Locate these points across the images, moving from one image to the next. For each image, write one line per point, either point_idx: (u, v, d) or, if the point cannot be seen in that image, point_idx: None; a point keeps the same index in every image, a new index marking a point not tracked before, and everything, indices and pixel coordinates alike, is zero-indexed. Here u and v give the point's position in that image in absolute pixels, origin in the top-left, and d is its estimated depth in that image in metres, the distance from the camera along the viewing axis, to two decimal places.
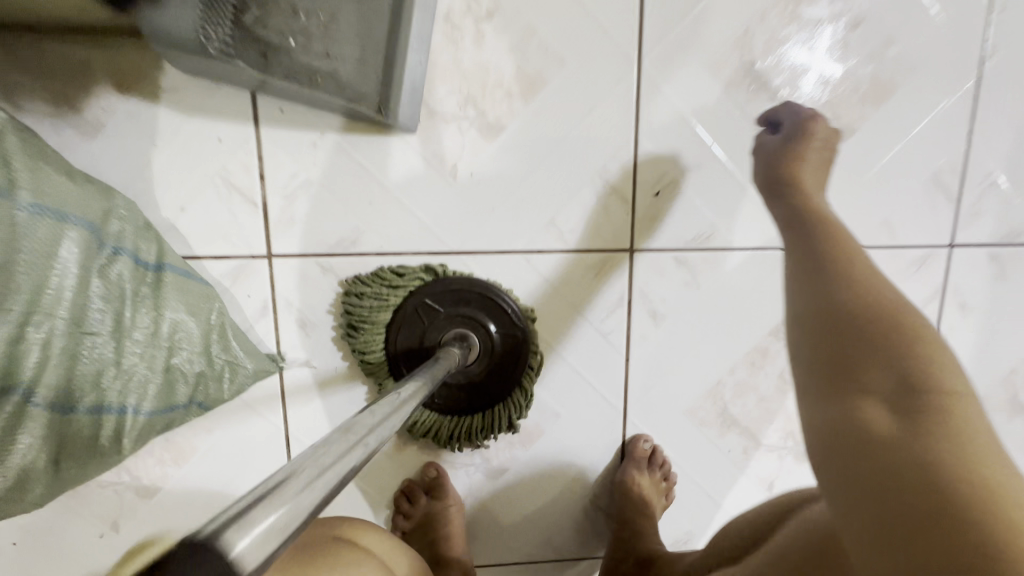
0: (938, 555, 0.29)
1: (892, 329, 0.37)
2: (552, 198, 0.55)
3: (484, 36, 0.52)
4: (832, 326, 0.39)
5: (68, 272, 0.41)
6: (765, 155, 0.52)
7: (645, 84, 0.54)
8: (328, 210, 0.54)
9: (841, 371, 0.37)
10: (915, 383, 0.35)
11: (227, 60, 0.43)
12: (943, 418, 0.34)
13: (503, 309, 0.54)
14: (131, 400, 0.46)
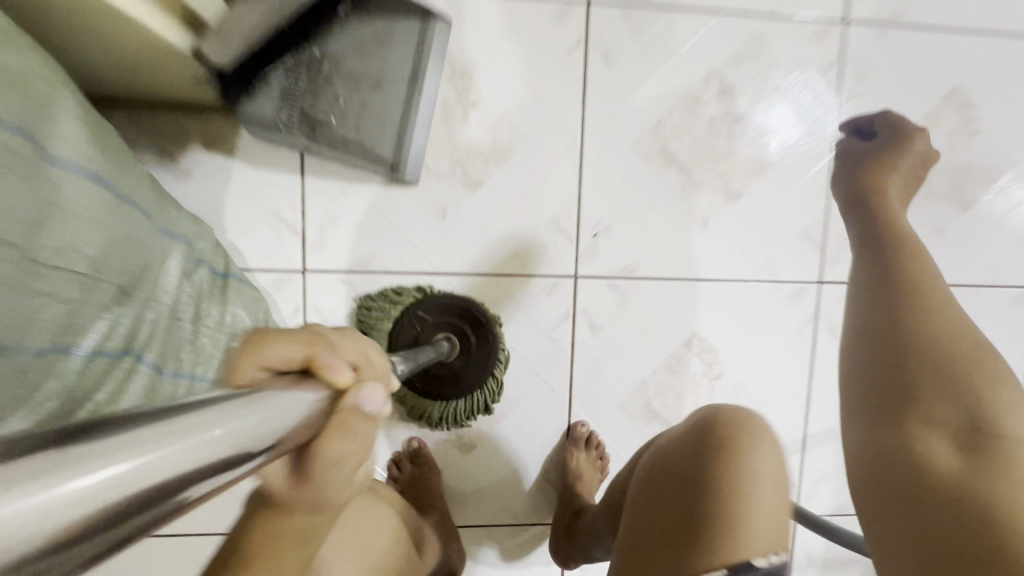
0: (974, 544, 0.43)
1: (972, 383, 0.54)
2: (516, 236, 0.74)
3: (469, 118, 0.72)
4: (882, 356, 0.60)
5: (177, 272, 0.57)
6: (847, 172, 0.75)
7: (586, 156, 0.74)
8: (349, 238, 0.73)
9: (904, 406, 0.55)
10: (977, 419, 0.52)
11: (289, 132, 0.65)
12: (1003, 458, 0.49)
13: (477, 318, 0.72)
14: (199, 371, 0.58)
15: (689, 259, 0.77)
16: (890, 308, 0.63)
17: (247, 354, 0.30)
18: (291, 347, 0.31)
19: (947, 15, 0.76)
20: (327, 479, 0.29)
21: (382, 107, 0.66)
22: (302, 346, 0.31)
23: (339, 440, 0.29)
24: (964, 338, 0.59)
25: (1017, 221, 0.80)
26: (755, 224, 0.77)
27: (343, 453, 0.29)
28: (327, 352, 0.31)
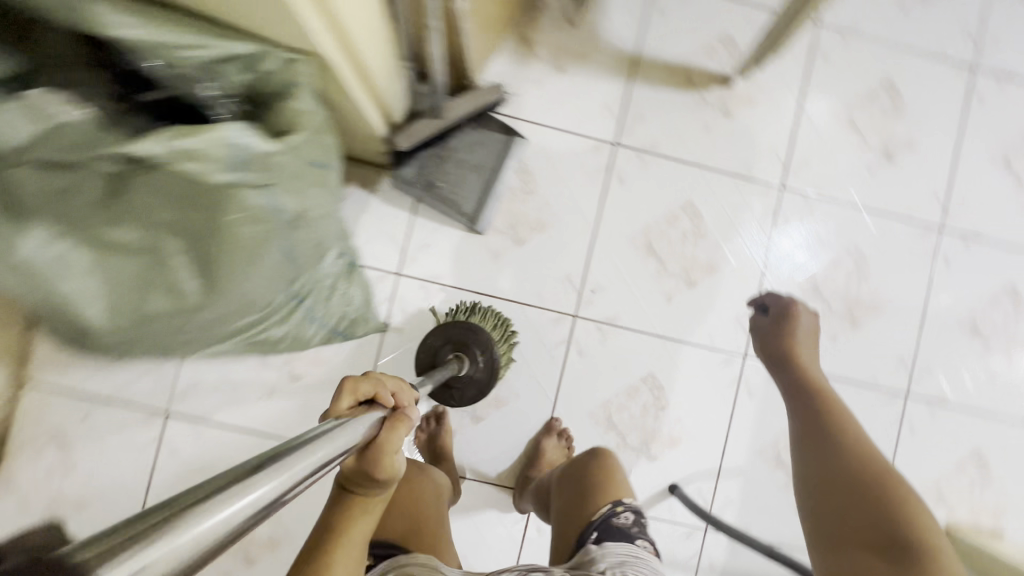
0: None
1: (881, 493, 0.64)
2: (541, 280, 1.10)
3: (526, 200, 1.10)
4: (834, 510, 0.65)
5: (334, 270, 0.93)
6: (764, 333, 0.83)
7: (598, 238, 1.11)
8: (432, 259, 1.10)
9: (846, 526, 0.63)
10: (902, 533, 0.61)
11: (417, 189, 1.04)
12: (924, 560, 0.58)
13: (475, 336, 1.02)
14: (324, 319, 0.96)
15: (654, 320, 1.11)
16: (815, 438, 0.70)
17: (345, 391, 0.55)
18: (368, 386, 0.57)
19: (853, 195, 1.15)
20: (379, 463, 0.49)
21: (470, 180, 1.05)
22: (371, 387, 0.57)
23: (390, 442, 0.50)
24: (865, 470, 0.66)
25: (889, 343, 1.14)
26: (703, 306, 1.12)
27: (391, 450, 0.50)
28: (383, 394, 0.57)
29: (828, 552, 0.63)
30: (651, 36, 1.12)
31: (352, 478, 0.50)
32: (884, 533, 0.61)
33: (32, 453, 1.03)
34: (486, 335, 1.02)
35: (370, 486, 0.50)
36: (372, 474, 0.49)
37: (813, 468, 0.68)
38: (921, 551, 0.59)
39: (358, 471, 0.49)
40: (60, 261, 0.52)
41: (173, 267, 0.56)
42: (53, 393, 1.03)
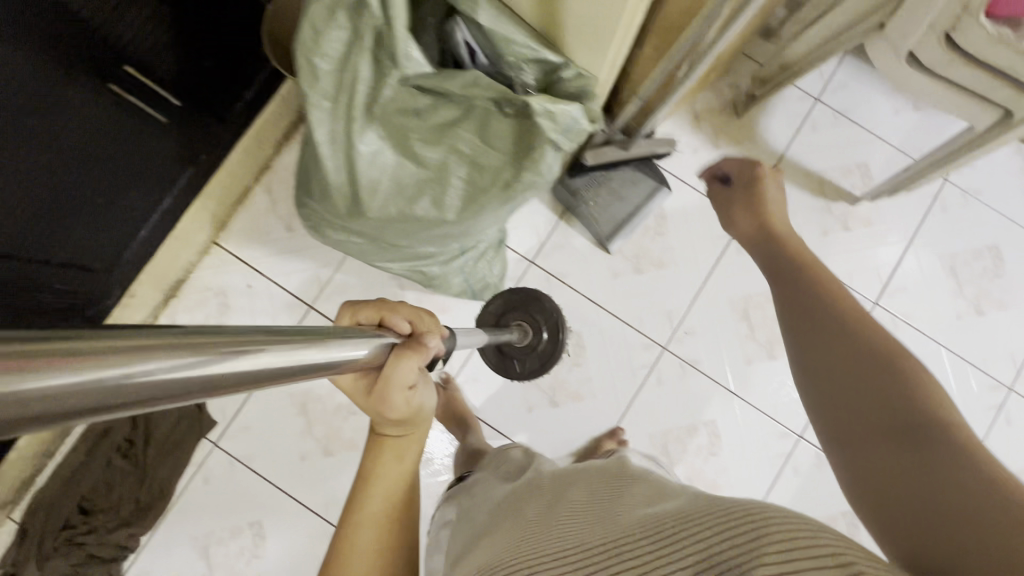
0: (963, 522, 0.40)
1: (881, 369, 0.57)
2: (646, 308, 1.26)
3: (655, 239, 1.28)
4: (844, 386, 0.58)
5: (490, 241, 1.12)
6: (717, 200, 0.92)
7: (705, 291, 1.27)
8: (563, 260, 1.26)
9: (868, 414, 0.55)
10: (891, 398, 0.55)
11: (571, 203, 1.23)
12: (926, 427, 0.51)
13: (532, 302, 1.15)
14: (467, 278, 1.14)
15: (730, 376, 1.24)
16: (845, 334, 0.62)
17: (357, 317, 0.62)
18: (370, 314, 0.61)
19: (937, 331, 1.27)
20: (385, 400, 0.58)
21: (615, 210, 1.22)
22: (376, 315, 0.61)
23: (382, 377, 0.57)
24: (864, 342, 0.61)
25: None
26: (777, 380, 1.25)
27: (390, 386, 0.57)
28: (391, 318, 0.61)
29: (882, 436, 0.53)
30: (801, 144, 1.31)
31: (378, 422, 0.62)
32: (892, 399, 0.55)
33: (196, 300, 1.22)
34: (548, 305, 1.15)
35: (393, 425, 0.61)
36: (383, 410, 0.58)
37: (816, 362, 0.62)
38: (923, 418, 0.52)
39: (374, 414, 0.60)
40: (379, 155, 0.74)
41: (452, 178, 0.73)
42: (232, 259, 1.23)
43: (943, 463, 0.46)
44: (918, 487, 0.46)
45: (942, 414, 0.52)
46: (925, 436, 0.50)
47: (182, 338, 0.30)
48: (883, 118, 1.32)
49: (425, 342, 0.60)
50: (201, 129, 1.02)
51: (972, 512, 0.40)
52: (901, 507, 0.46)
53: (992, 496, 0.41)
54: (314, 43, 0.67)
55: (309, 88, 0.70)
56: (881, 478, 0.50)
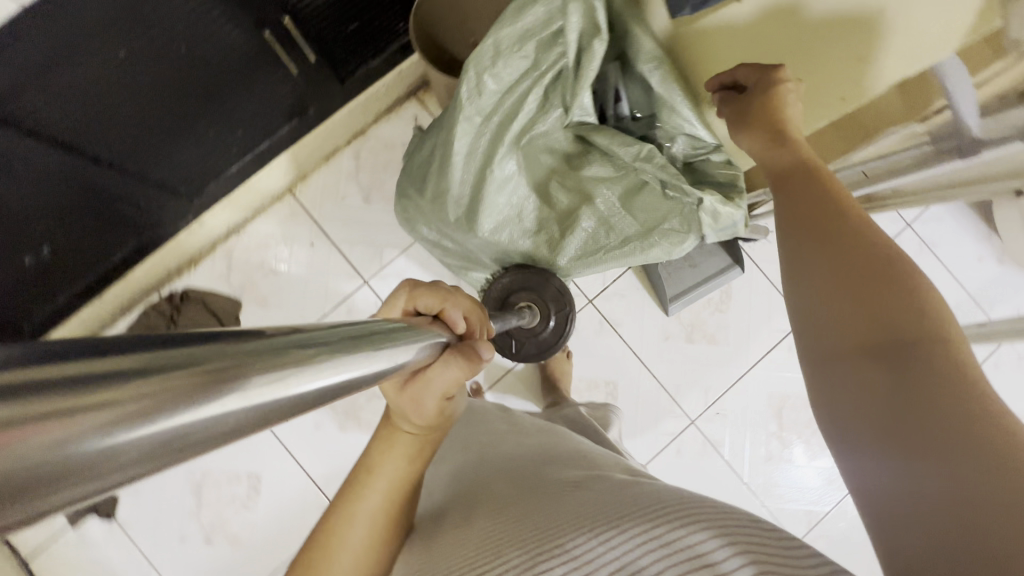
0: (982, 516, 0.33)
1: (876, 270, 0.45)
2: (685, 377, 1.26)
3: (714, 313, 1.27)
4: (834, 300, 0.46)
5: None
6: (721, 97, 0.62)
7: (747, 377, 1.27)
8: (620, 307, 1.25)
9: (867, 335, 0.43)
10: (897, 320, 0.43)
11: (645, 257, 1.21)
12: (942, 361, 0.40)
13: (545, 282, 0.81)
14: None
15: (746, 466, 1.25)
16: (847, 235, 0.48)
17: (411, 304, 0.49)
18: (432, 302, 0.49)
19: None
20: (417, 398, 0.47)
21: (685, 275, 1.20)
22: (437, 305, 0.49)
23: (422, 378, 0.45)
24: (842, 242, 0.48)
25: None
26: (789, 483, 1.25)
27: (426, 388, 0.46)
28: (451, 311, 0.49)
29: (861, 377, 0.42)
30: None
31: (394, 413, 0.51)
32: (889, 323, 0.43)
33: (257, 243, 1.20)
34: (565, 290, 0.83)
35: (415, 425, 0.50)
36: (410, 410, 0.48)
37: (813, 288, 0.48)
38: (932, 342, 0.41)
39: (398, 410, 0.49)
40: (511, 181, 0.73)
41: (578, 225, 0.72)
42: (302, 213, 1.22)
43: (947, 420, 0.36)
44: (914, 461, 0.37)
45: (937, 341, 0.41)
46: (929, 375, 0.39)
47: (183, 370, 0.20)
48: (965, 263, 1.31)
49: (481, 352, 0.48)
50: (320, 86, 1.00)
51: (977, 502, 0.33)
52: (891, 484, 0.37)
53: (995, 439, 0.35)
54: (490, 60, 0.65)
55: (466, 99, 0.68)
56: (863, 426, 0.41)
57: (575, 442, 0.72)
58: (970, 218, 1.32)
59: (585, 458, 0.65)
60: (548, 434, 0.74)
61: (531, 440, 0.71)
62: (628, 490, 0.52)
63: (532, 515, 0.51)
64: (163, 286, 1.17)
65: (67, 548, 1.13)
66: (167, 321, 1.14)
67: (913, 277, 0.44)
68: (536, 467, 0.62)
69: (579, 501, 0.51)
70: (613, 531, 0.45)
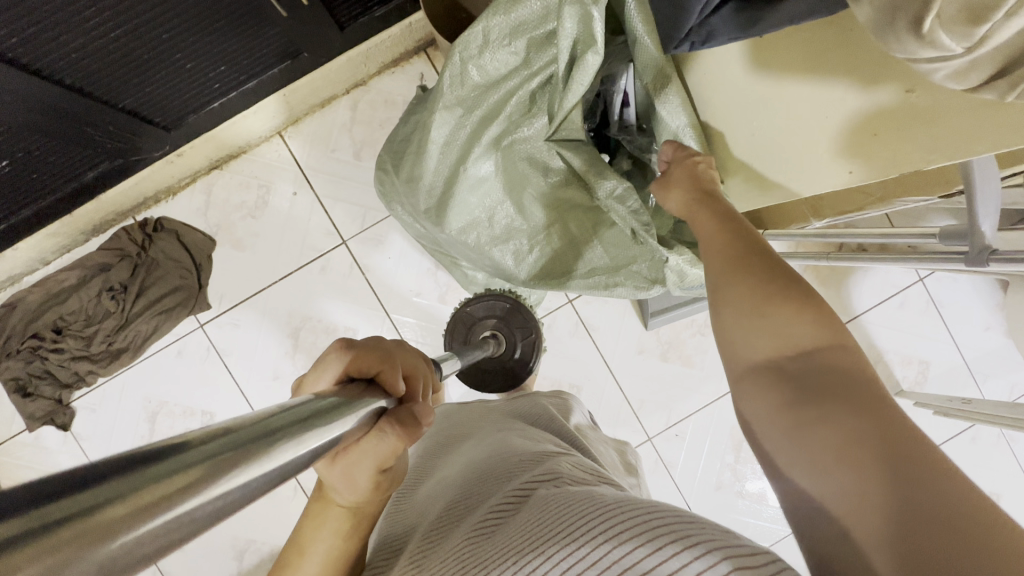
0: (932, 521, 0.30)
1: (787, 279, 0.44)
2: (652, 394, 1.23)
3: (694, 335, 1.23)
4: (753, 312, 0.43)
5: None
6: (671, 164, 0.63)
7: (715, 405, 1.24)
8: (599, 313, 1.22)
9: (783, 349, 0.41)
10: (809, 329, 0.41)
11: None
12: (850, 369, 0.38)
13: (510, 314, 0.89)
14: None
15: (695, 491, 1.23)
16: (763, 248, 0.47)
17: (350, 363, 0.40)
18: (370, 363, 0.41)
19: None
20: (350, 470, 0.39)
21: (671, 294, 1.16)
22: (375, 367, 0.41)
23: (353, 452, 0.38)
24: (753, 263, 0.46)
25: None
26: (736, 517, 1.23)
27: (359, 461, 0.39)
28: (390, 374, 0.41)
29: (781, 406, 0.39)
30: (879, 314, 1.24)
31: (326, 485, 0.43)
32: (799, 343, 0.41)
33: (240, 183, 1.16)
34: (531, 318, 0.90)
35: (345, 498, 0.42)
36: (340, 483, 0.41)
37: (732, 318, 0.44)
38: (840, 351, 0.40)
39: (328, 482, 0.42)
40: (485, 182, 0.68)
41: (550, 244, 0.68)
42: (289, 159, 1.16)
43: (875, 428, 0.34)
44: (864, 481, 0.33)
45: (839, 352, 0.40)
46: (842, 382, 0.37)
47: (121, 502, 0.19)
48: (967, 331, 1.25)
49: (422, 420, 0.41)
50: (317, 30, 0.95)
51: (924, 508, 0.30)
52: (843, 521, 0.33)
53: (915, 439, 0.34)
54: (478, 50, 0.59)
55: (446, 87, 0.62)
56: (792, 450, 0.37)
57: (536, 436, 0.59)
58: (983, 283, 1.25)
59: (539, 450, 0.52)
60: (502, 432, 0.61)
61: (480, 445, 0.59)
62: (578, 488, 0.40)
63: (456, 548, 0.41)
64: (139, 210, 1.15)
65: (19, 449, 1.14)
66: (137, 247, 1.12)
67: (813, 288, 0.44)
68: (479, 477, 0.50)
69: (515, 526, 0.38)
70: (535, 560, 0.34)
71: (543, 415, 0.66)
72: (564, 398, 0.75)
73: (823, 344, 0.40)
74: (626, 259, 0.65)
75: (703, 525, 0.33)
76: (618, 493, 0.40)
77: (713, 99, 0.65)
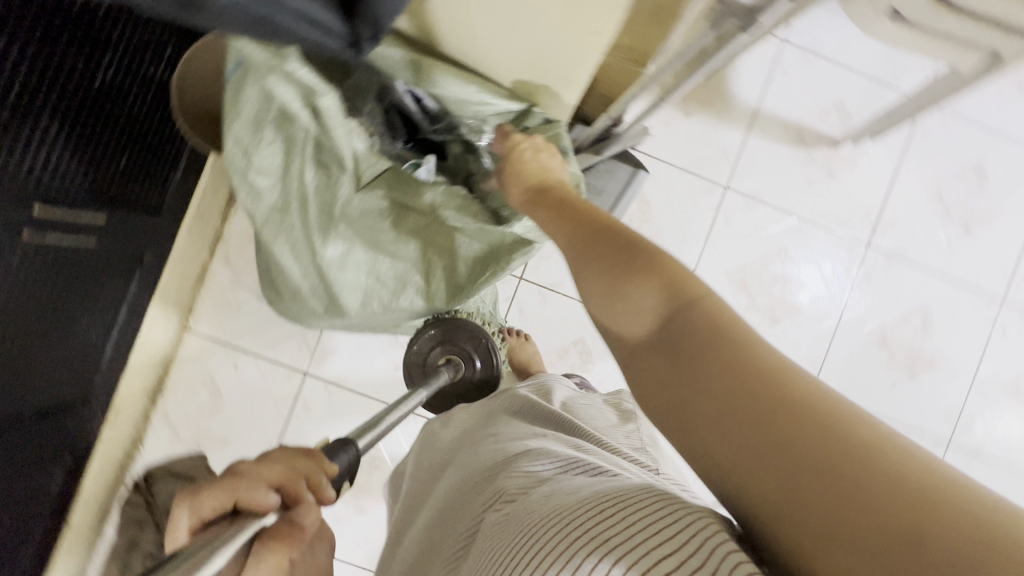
0: (826, 467, 0.29)
1: (628, 255, 0.43)
2: None
3: (641, 227, 1.23)
4: (612, 295, 0.43)
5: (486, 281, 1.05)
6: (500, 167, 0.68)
7: (700, 267, 1.24)
8: (551, 268, 1.21)
9: (646, 319, 0.40)
10: (664, 294, 0.40)
11: None
12: (711, 320, 0.37)
13: (450, 330, 0.92)
14: None
15: None
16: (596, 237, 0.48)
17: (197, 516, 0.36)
18: (219, 498, 0.36)
19: (928, 261, 1.29)
20: None
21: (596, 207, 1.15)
22: (228, 498, 0.37)
23: None
24: (593, 247, 0.47)
25: (938, 400, 1.30)
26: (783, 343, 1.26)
27: None
28: (250, 495, 0.37)
29: (673, 382, 0.37)
30: (775, 91, 1.24)
31: None
32: (660, 311, 0.39)
33: (187, 391, 1.16)
34: (472, 329, 0.92)
35: None
36: None
37: (598, 304, 0.44)
38: (693, 307, 0.38)
39: None
40: (347, 256, 0.69)
41: (435, 267, 0.72)
42: (210, 342, 1.16)
43: (750, 379, 0.33)
44: (757, 438, 0.32)
45: (703, 298, 0.38)
46: (705, 342, 0.36)
47: None
48: (852, 49, 1.24)
49: (304, 517, 0.39)
50: (139, 230, 0.93)
51: (813, 454, 0.30)
52: (755, 485, 0.32)
53: (790, 379, 0.33)
54: (244, 160, 0.59)
55: (251, 206, 0.63)
56: (687, 415, 0.36)
57: (521, 428, 0.59)
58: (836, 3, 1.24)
59: (504, 453, 0.54)
60: (478, 433, 0.63)
61: (449, 477, 0.59)
62: (525, 500, 0.43)
63: None
64: (124, 478, 1.14)
65: None
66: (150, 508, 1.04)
67: (652, 247, 0.44)
68: (454, 506, 0.54)
69: (475, 556, 0.43)
70: None
71: (526, 403, 0.66)
72: (546, 384, 0.74)
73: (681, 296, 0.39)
74: (492, 244, 0.70)
75: (610, 526, 0.35)
76: (551, 492, 0.42)
77: (468, 49, 0.60)
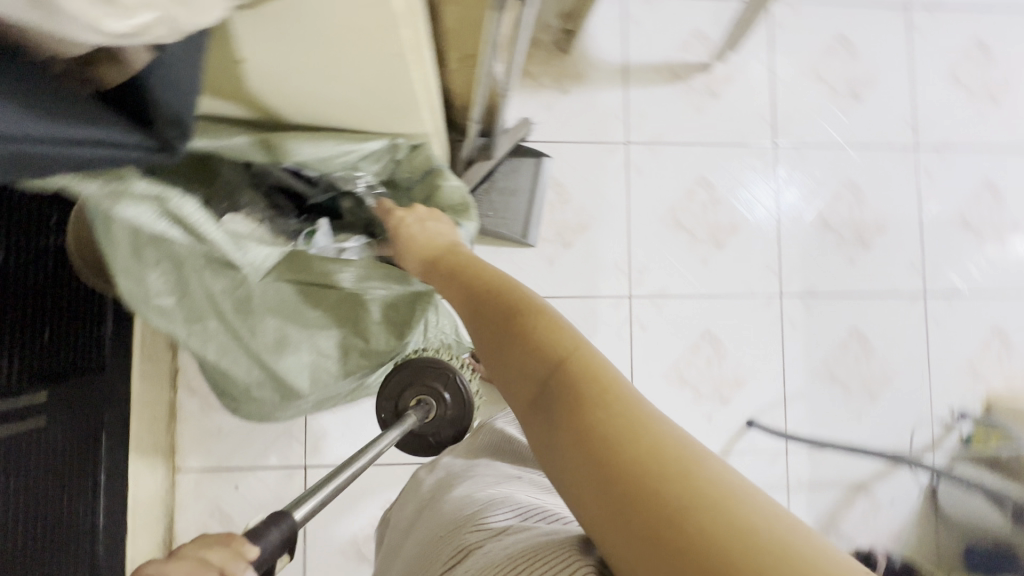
0: (664, 526, 0.34)
1: (514, 323, 0.48)
2: (592, 271, 1.26)
3: (564, 208, 1.26)
4: (506, 360, 0.47)
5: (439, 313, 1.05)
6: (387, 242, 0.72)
7: (632, 223, 1.28)
8: None
9: (532, 380, 0.45)
10: (545, 359, 0.44)
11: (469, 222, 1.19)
12: (583, 381, 0.42)
13: (414, 371, 0.89)
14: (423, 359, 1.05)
15: (699, 281, 1.28)
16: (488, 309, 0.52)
17: None
18: None
19: (835, 137, 1.34)
20: None
21: (511, 206, 1.20)
22: None
23: None
24: (485, 319, 0.52)
25: (898, 257, 1.34)
26: (736, 262, 1.30)
27: None
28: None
29: (553, 438, 0.41)
30: (634, 42, 1.30)
31: None
32: (540, 375, 0.44)
33: (198, 529, 1.14)
34: (439, 367, 0.89)
35: None
36: None
37: (495, 369, 0.49)
38: (566, 374, 0.43)
39: None
40: (281, 341, 0.73)
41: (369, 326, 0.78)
42: (205, 473, 1.16)
43: (609, 440, 0.38)
44: (614, 494, 0.36)
45: (579, 358, 0.43)
46: (575, 403, 0.41)
47: None
48: None
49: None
50: (89, 396, 0.92)
51: (656, 513, 0.34)
52: (613, 536, 0.37)
53: (642, 440, 0.37)
54: (142, 287, 0.60)
55: (166, 324, 0.65)
56: (565, 470, 0.40)
57: (499, 475, 0.69)
58: None
59: (484, 501, 0.61)
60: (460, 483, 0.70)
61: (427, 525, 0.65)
62: (500, 540, 0.51)
63: None
64: None
65: None
66: None
67: (537, 311, 0.48)
68: (425, 555, 0.60)
69: None
70: None
71: (503, 437, 0.80)
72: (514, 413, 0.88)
73: (560, 356, 0.44)
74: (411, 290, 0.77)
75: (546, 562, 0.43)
76: (522, 536, 0.50)
77: (309, 109, 0.61)
